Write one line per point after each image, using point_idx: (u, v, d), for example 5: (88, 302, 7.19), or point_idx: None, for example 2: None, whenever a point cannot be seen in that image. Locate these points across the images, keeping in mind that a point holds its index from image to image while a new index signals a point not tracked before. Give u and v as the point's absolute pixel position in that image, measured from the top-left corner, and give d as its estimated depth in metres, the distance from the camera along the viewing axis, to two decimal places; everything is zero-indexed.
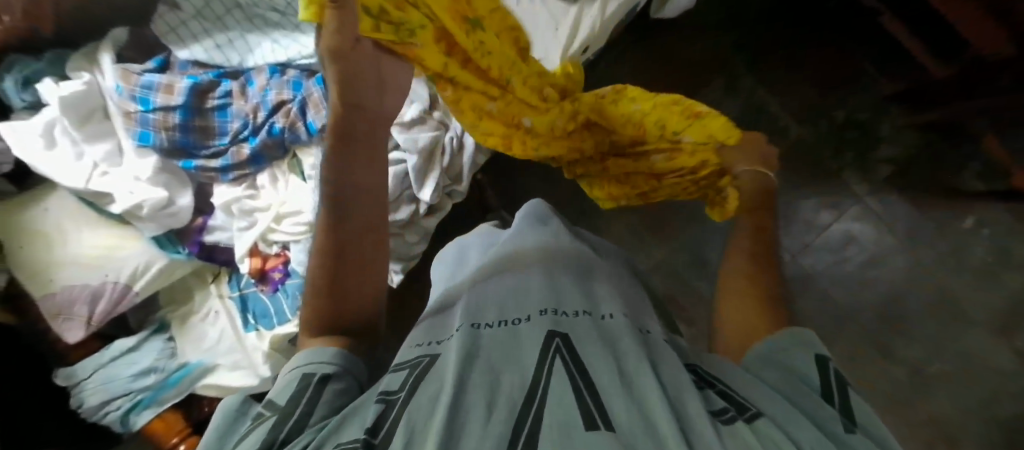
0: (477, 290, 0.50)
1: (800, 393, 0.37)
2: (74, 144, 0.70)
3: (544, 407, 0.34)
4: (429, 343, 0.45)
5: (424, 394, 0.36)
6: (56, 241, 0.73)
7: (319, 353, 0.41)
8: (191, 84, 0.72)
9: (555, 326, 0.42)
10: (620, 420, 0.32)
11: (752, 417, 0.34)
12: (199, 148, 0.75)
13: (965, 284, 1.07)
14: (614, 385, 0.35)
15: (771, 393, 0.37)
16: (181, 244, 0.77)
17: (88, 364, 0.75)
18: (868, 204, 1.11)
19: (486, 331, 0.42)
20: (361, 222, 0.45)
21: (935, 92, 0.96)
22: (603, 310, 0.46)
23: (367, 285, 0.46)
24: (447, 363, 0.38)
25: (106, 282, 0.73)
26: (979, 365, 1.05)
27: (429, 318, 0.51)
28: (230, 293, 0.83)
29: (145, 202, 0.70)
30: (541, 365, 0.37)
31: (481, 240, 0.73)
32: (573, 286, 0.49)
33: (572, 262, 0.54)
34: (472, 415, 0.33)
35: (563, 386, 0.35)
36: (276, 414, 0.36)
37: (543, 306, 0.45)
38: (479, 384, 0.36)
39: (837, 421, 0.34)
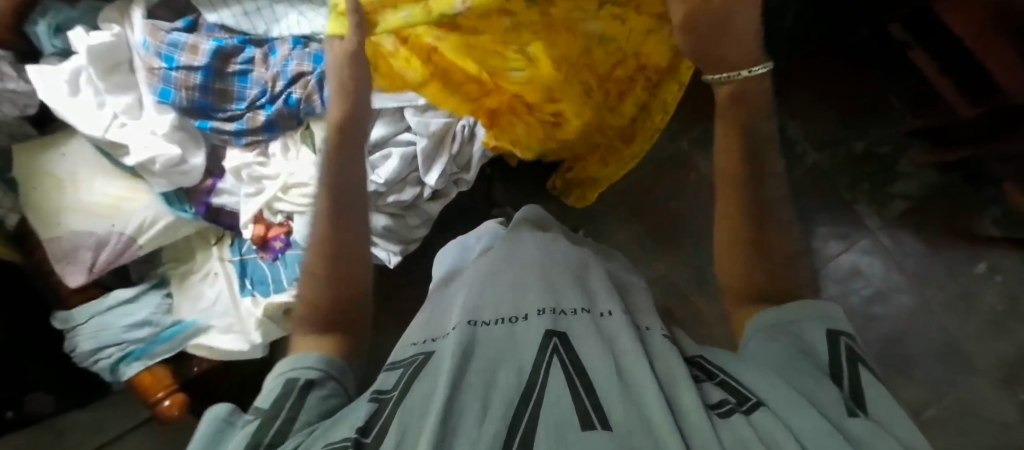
0: (473, 286, 0.53)
1: (799, 373, 0.38)
2: (98, 94, 0.72)
3: (540, 404, 0.35)
4: (425, 342, 0.47)
5: (415, 394, 0.37)
6: (68, 188, 0.75)
7: (303, 358, 0.44)
8: (215, 47, 0.73)
9: (552, 326, 0.44)
10: (615, 417, 0.34)
11: (750, 408, 0.35)
12: (215, 111, 0.76)
13: (973, 331, 1.05)
14: (610, 383, 0.37)
15: (777, 383, 0.37)
16: (189, 203, 0.79)
17: (85, 310, 0.77)
18: (880, 239, 1.09)
19: (482, 329, 0.44)
20: (346, 223, 0.52)
21: (959, 129, 0.94)
22: (601, 307, 0.48)
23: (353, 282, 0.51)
24: (442, 361, 0.40)
25: (111, 232, 0.75)
26: (979, 415, 1.02)
27: (425, 315, 0.54)
28: (231, 256, 0.84)
29: (157, 157, 0.72)
30: (537, 366, 0.39)
31: (483, 240, 0.74)
32: (570, 284, 0.51)
33: (569, 263, 0.56)
34: (467, 416, 0.35)
35: (560, 385, 0.37)
36: (260, 419, 0.38)
37: (540, 305, 0.47)
38: (476, 383, 0.38)
39: (839, 406, 0.35)
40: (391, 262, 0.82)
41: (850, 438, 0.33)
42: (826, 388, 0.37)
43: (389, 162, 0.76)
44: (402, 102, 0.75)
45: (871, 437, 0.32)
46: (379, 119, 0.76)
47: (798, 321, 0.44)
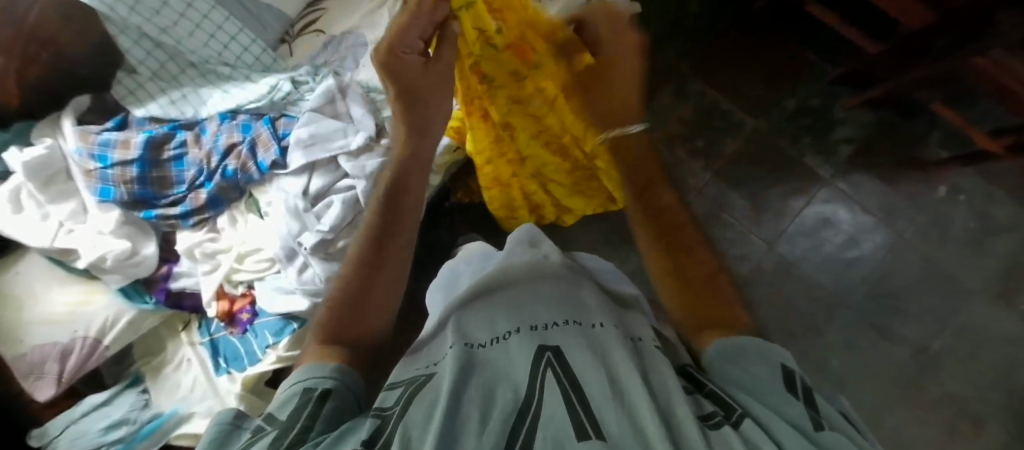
0: (468, 309, 0.52)
1: (762, 391, 0.39)
2: (41, 206, 0.75)
3: (536, 420, 0.36)
4: (424, 366, 0.47)
5: (416, 411, 0.38)
6: (28, 303, 0.76)
7: (319, 368, 0.43)
8: (146, 137, 0.77)
9: (544, 341, 0.44)
10: (611, 429, 0.34)
11: (737, 420, 0.35)
12: (158, 198, 0.79)
13: (956, 255, 1.05)
14: (603, 393, 0.37)
15: (753, 400, 0.38)
16: (148, 294, 0.79)
17: (59, 421, 0.76)
18: (839, 186, 1.09)
19: (478, 350, 0.45)
20: (389, 253, 0.53)
21: (874, 69, 0.97)
22: (594, 319, 0.47)
23: (373, 321, 0.50)
24: (440, 381, 0.40)
25: (75, 338, 0.75)
26: (984, 335, 1.02)
27: (425, 343, 0.54)
28: (201, 339, 0.83)
29: (107, 254, 0.73)
30: (532, 379, 0.40)
31: (473, 262, 0.75)
32: (560, 297, 0.51)
33: (558, 277, 0.55)
34: (467, 434, 0.35)
35: (555, 400, 0.37)
36: (276, 430, 0.38)
37: (530, 321, 0.47)
38: (474, 400, 0.38)
39: (806, 418, 0.35)
40: None
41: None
42: (791, 401, 0.37)
43: (331, 209, 0.76)
44: (333, 150, 0.77)
45: (840, 448, 0.33)
46: (316, 173, 0.78)
47: (750, 348, 0.42)
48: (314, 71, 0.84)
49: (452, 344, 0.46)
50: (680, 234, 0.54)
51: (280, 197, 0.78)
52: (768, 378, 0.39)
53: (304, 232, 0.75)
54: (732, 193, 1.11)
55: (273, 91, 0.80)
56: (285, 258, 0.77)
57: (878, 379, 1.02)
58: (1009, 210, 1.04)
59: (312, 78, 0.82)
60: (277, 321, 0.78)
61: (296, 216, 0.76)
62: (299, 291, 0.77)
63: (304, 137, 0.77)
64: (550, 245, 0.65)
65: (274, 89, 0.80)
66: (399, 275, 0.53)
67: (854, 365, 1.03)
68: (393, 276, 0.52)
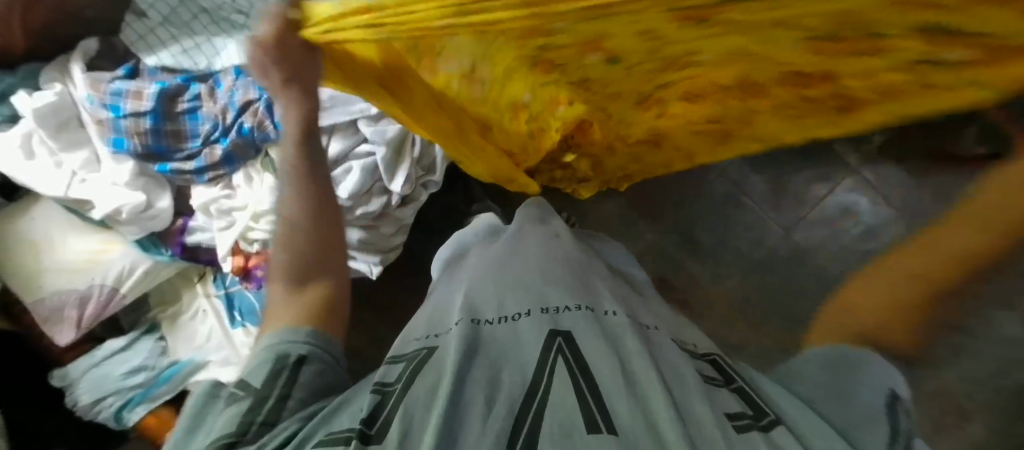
0: (474, 285, 0.50)
1: (840, 399, 0.38)
2: (52, 154, 0.73)
3: (545, 404, 0.34)
4: (427, 338, 0.46)
5: (419, 389, 0.36)
6: (45, 250, 0.76)
7: (292, 332, 0.44)
8: (159, 89, 0.74)
9: (555, 325, 0.42)
10: (622, 421, 0.32)
11: (767, 425, 0.34)
12: (173, 152, 0.77)
13: None
14: (616, 385, 0.35)
15: (807, 415, 0.37)
16: (164, 247, 0.79)
17: (80, 364, 0.79)
18: (863, 176, 1.03)
19: (486, 328, 0.43)
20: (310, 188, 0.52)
21: None
22: (605, 307, 0.46)
23: (321, 255, 0.50)
24: (446, 357, 0.39)
25: (93, 286, 0.76)
26: None
27: (424, 316, 0.52)
28: (216, 292, 0.83)
29: (122, 206, 0.73)
30: (541, 366, 0.38)
31: (481, 233, 0.72)
32: (571, 283, 0.49)
33: (570, 263, 0.53)
34: (471, 413, 0.33)
35: (564, 386, 0.35)
36: (251, 396, 0.39)
37: (542, 304, 0.45)
38: (478, 381, 0.36)
39: (883, 435, 0.34)
40: (373, 274, 0.81)
41: None
42: (870, 416, 0.36)
43: (350, 176, 0.76)
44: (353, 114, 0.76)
45: None
46: (335, 136, 0.77)
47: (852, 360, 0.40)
48: None
49: (459, 320, 0.44)
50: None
51: None
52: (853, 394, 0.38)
53: None
54: (754, 176, 1.07)
55: None
56: None
57: None
58: None
59: None
60: None
61: None
62: None
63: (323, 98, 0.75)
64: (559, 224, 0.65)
65: None
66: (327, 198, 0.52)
67: None
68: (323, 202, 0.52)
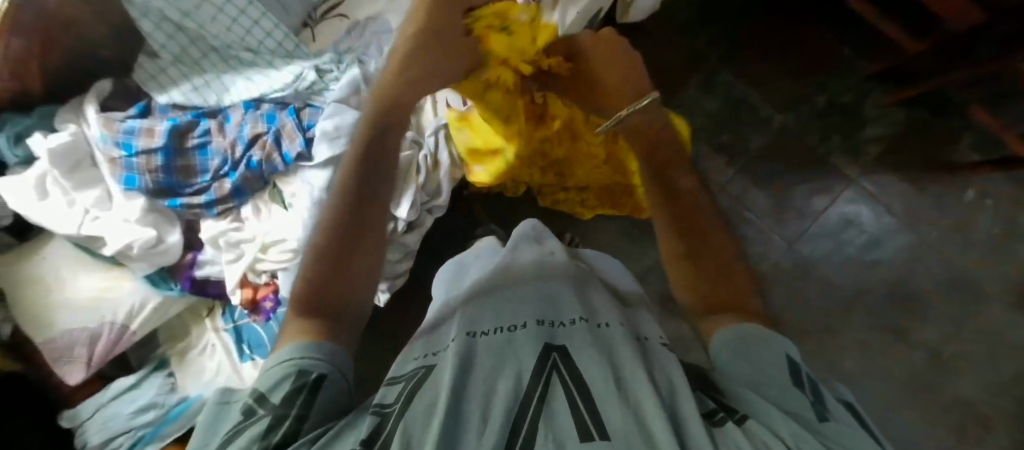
0: (472, 305, 0.49)
1: (767, 383, 0.40)
2: (66, 193, 0.74)
3: (539, 415, 0.33)
4: (423, 356, 0.45)
5: (416, 407, 0.35)
6: (55, 288, 0.76)
7: (308, 348, 0.42)
8: (170, 126, 0.76)
9: (550, 339, 0.41)
10: (615, 428, 0.32)
11: (741, 418, 0.35)
12: (183, 187, 0.78)
13: (975, 260, 1.04)
14: (610, 394, 0.34)
15: (778, 410, 0.36)
16: (174, 281, 0.80)
17: (89, 404, 0.78)
18: (864, 186, 1.08)
19: (482, 339, 0.42)
20: (363, 198, 0.52)
21: (913, 67, 0.94)
22: (600, 318, 0.46)
23: (347, 276, 0.49)
24: (441, 373, 0.38)
25: (103, 323, 0.76)
26: (998, 342, 1.02)
27: (423, 336, 0.50)
28: (225, 326, 0.83)
29: (133, 242, 0.73)
30: (537, 377, 0.37)
31: (479, 253, 0.71)
32: (566, 295, 0.49)
33: (565, 276, 0.53)
34: (468, 431, 0.33)
35: (559, 397, 0.35)
36: (270, 416, 0.38)
37: (539, 316, 0.44)
38: (474, 397, 0.35)
39: (809, 409, 0.36)
40: (380, 301, 0.82)
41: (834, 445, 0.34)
42: (795, 393, 0.38)
43: None
44: None
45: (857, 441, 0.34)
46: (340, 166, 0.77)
47: (758, 344, 0.43)
48: (338, 59, 0.82)
49: (455, 336, 0.43)
50: (701, 256, 0.54)
51: (304, 189, 0.77)
52: (770, 371, 0.41)
53: None
54: (753, 190, 1.09)
55: (297, 81, 0.79)
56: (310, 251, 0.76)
57: (890, 381, 1.02)
58: None
59: (336, 66, 0.81)
60: None
61: None
62: None
63: (329, 129, 0.76)
64: (553, 243, 0.63)
65: (298, 79, 0.79)
66: (375, 210, 0.53)
67: (868, 367, 1.03)
68: (368, 213, 0.52)
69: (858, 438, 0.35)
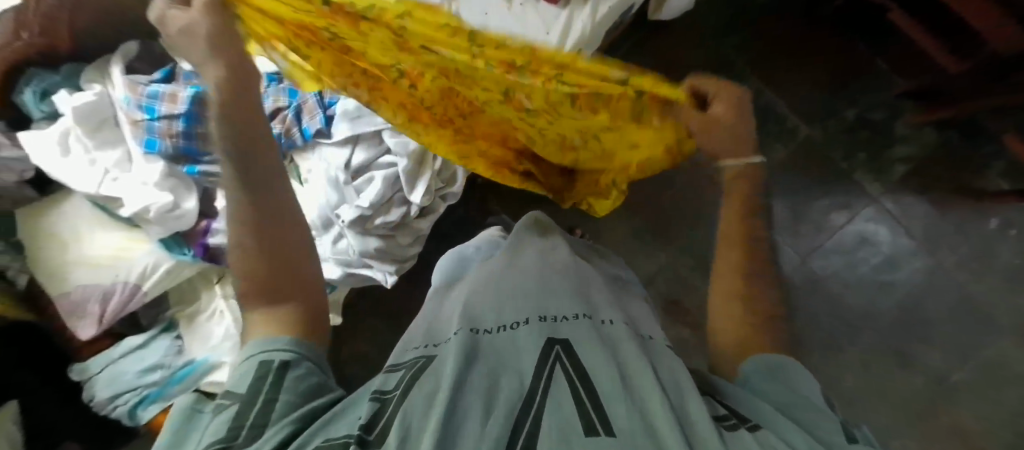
0: (476, 298, 0.48)
1: (801, 406, 0.38)
2: (87, 152, 0.75)
3: (543, 409, 0.33)
4: (425, 346, 0.44)
5: (418, 395, 0.35)
6: (72, 245, 0.78)
7: (272, 341, 0.41)
8: (192, 93, 0.77)
9: (553, 335, 0.41)
10: (620, 424, 0.31)
11: (753, 427, 0.34)
12: (202, 155, 0.79)
13: (992, 289, 1.02)
14: (615, 391, 0.34)
15: (794, 426, 0.35)
16: (187, 246, 0.80)
17: (98, 360, 0.80)
18: (885, 205, 1.06)
19: (485, 336, 0.41)
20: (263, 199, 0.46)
21: (949, 87, 0.91)
22: (603, 316, 0.45)
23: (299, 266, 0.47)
24: (443, 364, 0.38)
25: (116, 282, 0.77)
26: (1005, 374, 1.00)
27: (424, 325, 0.50)
28: (234, 294, 0.84)
29: (150, 205, 0.74)
30: (540, 372, 0.37)
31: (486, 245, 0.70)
32: (570, 292, 0.48)
33: (566, 271, 0.52)
34: (470, 419, 0.32)
35: (563, 392, 0.35)
36: (236, 403, 0.36)
37: (540, 312, 0.44)
38: (478, 388, 0.35)
39: (840, 433, 0.35)
40: (389, 283, 0.81)
41: None
42: (826, 416, 0.36)
43: (372, 186, 0.76)
44: (379, 125, 0.76)
45: None
46: (359, 146, 0.77)
47: (793, 370, 0.41)
48: None
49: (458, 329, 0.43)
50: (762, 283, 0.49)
51: (322, 166, 0.78)
52: (807, 396, 0.39)
53: (342, 205, 0.76)
54: (771, 200, 1.08)
55: None
56: (321, 227, 0.79)
57: (893, 405, 1.01)
58: None
59: None
60: None
61: (336, 188, 0.77)
62: (333, 260, 0.79)
63: (350, 108, 0.76)
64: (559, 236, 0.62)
65: None
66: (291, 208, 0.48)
67: (870, 388, 1.02)
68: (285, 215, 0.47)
69: None
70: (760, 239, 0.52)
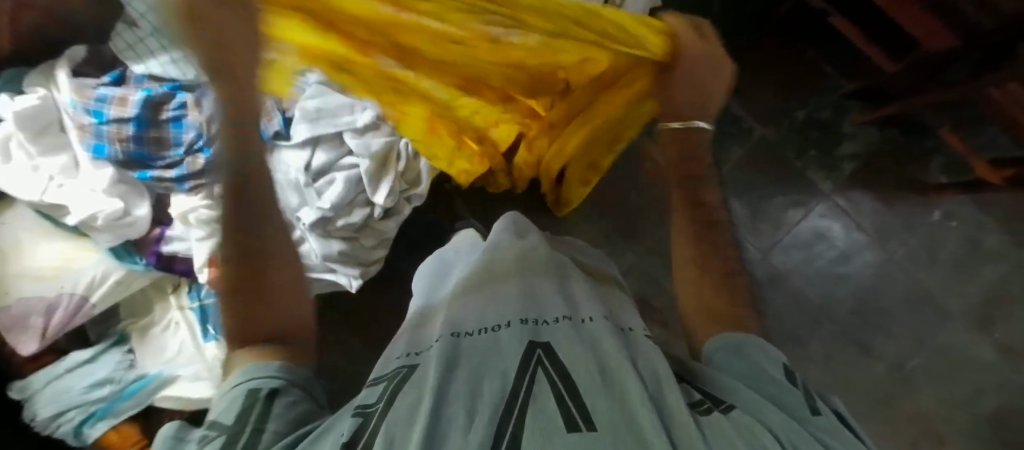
0: (457, 302, 0.48)
1: (765, 381, 0.40)
2: (30, 157, 0.72)
3: (526, 411, 0.33)
4: (408, 355, 0.44)
5: (402, 405, 0.34)
6: (12, 257, 0.73)
7: (259, 368, 0.40)
8: (144, 96, 0.75)
9: (535, 336, 0.40)
10: (602, 420, 0.31)
11: (726, 408, 0.36)
12: (154, 159, 0.77)
13: (940, 278, 1.07)
14: (596, 388, 0.34)
15: (763, 403, 0.37)
16: (139, 255, 0.78)
17: (42, 376, 0.75)
18: (838, 202, 1.10)
19: (466, 340, 0.41)
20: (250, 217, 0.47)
21: (887, 87, 0.96)
22: (583, 314, 0.45)
23: (287, 305, 0.47)
24: (425, 373, 0.37)
25: (62, 294, 0.74)
26: (956, 358, 1.05)
27: (411, 331, 0.49)
28: (190, 304, 0.82)
29: (99, 213, 0.72)
30: (521, 374, 0.36)
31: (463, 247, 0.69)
32: (551, 292, 0.47)
33: (547, 268, 0.51)
34: (454, 428, 0.32)
35: (545, 392, 0.34)
36: (225, 434, 0.35)
37: (522, 314, 0.43)
38: (461, 394, 0.35)
39: (802, 405, 0.37)
40: (352, 287, 0.80)
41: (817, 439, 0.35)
42: (786, 389, 0.39)
43: (333, 187, 0.76)
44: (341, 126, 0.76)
45: (831, 431, 0.35)
46: (320, 147, 0.77)
47: (753, 345, 0.43)
48: None
49: (439, 336, 0.42)
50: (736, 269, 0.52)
51: (281, 167, 0.77)
52: (768, 370, 0.41)
53: (303, 208, 0.76)
54: (732, 199, 1.11)
55: None
56: None
57: (855, 394, 1.05)
58: (1000, 240, 1.06)
59: None
60: None
61: (297, 191, 0.76)
62: None
63: (310, 109, 0.76)
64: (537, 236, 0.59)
65: None
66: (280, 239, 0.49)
67: (833, 379, 1.05)
68: (275, 245, 0.48)
69: (845, 436, 0.36)
70: (712, 213, 0.56)
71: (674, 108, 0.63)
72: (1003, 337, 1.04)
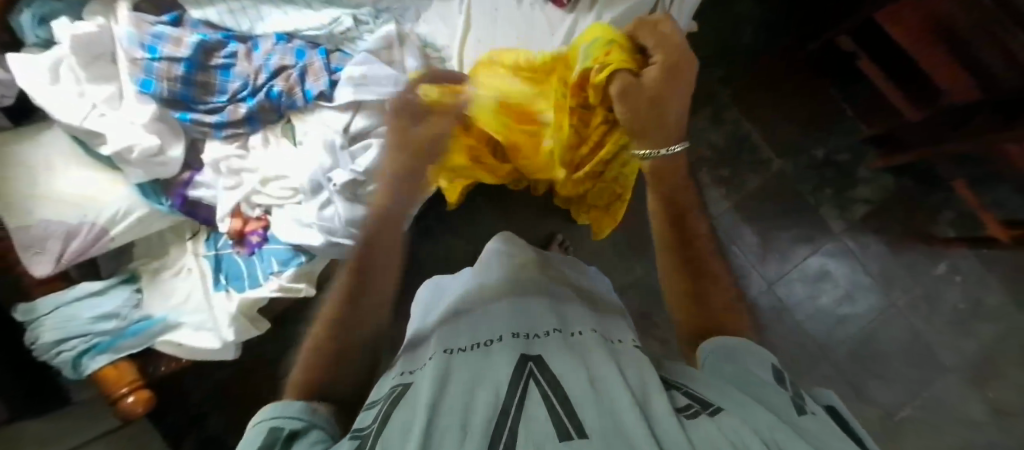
0: (450, 328, 0.47)
1: (750, 382, 0.37)
2: (78, 83, 0.74)
3: (517, 424, 0.31)
4: (402, 374, 0.42)
5: (400, 420, 0.33)
6: (40, 180, 0.74)
7: (284, 407, 0.38)
8: (199, 40, 0.77)
9: (525, 351, 0.40)
10: (592, 426, 0.30)
11: (714, 411, 0.33)
12: (197, 103, 0.79)
13: (939, 330, 1.08)
14: (586, 396, 0.33)
15: (745, 401, 0.34)
16: (164, 196, 0.79)
17: (48, 302, 0.73)
18: (846, 243, 1.12)
19: (459, 357, 0.40)
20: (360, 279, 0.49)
21: (907, 134, 0.99)
22: (573, 328, 0.45)
23: (355, 333, 0.47)
24: (420, 389, 0.36)
25: (84, 222, 0.74)
26: (947, 412, 1.06)
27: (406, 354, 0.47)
28: (206, 252, 0.83)
29: (135, 145, 0.72)
30: (513, 386, 0.35)
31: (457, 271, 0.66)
32: (542, 311, 0.48)
33: (537, 290, 0.52)
34: (447, 441, 0.30)
35: (535, 401, 0.33)
36: None
37: (513, 329, 0.44)
38: (454, 406, 0.33)
39: (790, 405, 0.34)
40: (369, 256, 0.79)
41: (806, 435, 0.32)
42: (774, 390, 0.36)
43: (368, 151, 0.77)
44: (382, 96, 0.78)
45: (817, 429, 0.32)
46: (361, 112, 0.79)
47: (743, 351, 0.41)
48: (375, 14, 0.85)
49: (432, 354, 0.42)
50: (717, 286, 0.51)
51: (320, 128, 0.80)
52: (754, 372, 0.38)
53: (335, 170, 0.77)
54: (744, 226, 1.13)
55: (334, 23, 0.82)
56: (310, 191, 0.78)
57: None
58: (999, 299, 1.08)
59: (372, 20, 0.84)
60: (287, 251, 0.79)
61: (331, 152, 0.77)
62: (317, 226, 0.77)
63: (356, 75, 0.78)
64: (527, 258, 0.59)
65: (334, 23, 0.82)
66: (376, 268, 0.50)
67: None
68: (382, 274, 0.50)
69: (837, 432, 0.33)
70: (703, 251, 0.53)
71: (661, 132, 0.60)
72: (996, 396, 1.05)
